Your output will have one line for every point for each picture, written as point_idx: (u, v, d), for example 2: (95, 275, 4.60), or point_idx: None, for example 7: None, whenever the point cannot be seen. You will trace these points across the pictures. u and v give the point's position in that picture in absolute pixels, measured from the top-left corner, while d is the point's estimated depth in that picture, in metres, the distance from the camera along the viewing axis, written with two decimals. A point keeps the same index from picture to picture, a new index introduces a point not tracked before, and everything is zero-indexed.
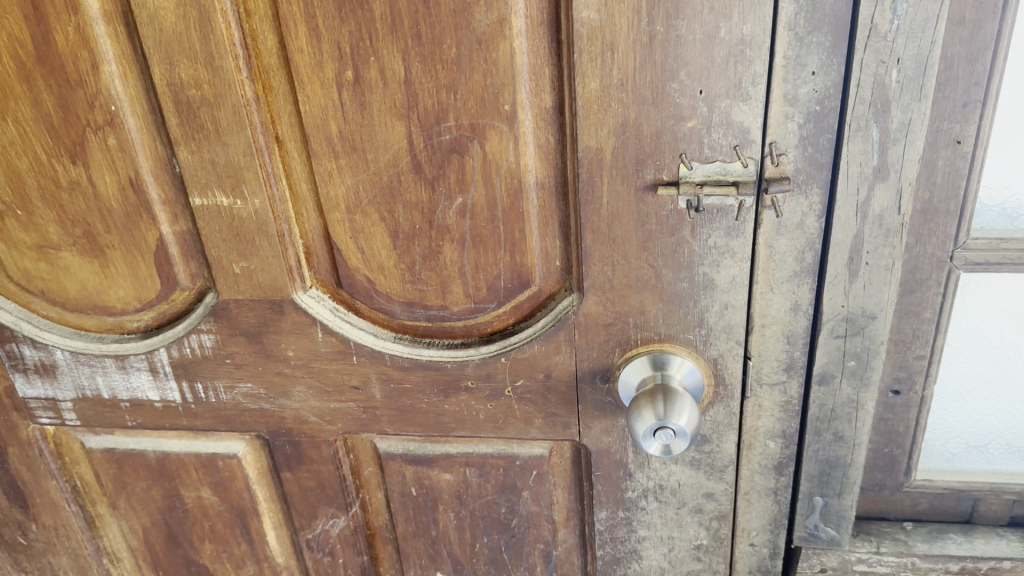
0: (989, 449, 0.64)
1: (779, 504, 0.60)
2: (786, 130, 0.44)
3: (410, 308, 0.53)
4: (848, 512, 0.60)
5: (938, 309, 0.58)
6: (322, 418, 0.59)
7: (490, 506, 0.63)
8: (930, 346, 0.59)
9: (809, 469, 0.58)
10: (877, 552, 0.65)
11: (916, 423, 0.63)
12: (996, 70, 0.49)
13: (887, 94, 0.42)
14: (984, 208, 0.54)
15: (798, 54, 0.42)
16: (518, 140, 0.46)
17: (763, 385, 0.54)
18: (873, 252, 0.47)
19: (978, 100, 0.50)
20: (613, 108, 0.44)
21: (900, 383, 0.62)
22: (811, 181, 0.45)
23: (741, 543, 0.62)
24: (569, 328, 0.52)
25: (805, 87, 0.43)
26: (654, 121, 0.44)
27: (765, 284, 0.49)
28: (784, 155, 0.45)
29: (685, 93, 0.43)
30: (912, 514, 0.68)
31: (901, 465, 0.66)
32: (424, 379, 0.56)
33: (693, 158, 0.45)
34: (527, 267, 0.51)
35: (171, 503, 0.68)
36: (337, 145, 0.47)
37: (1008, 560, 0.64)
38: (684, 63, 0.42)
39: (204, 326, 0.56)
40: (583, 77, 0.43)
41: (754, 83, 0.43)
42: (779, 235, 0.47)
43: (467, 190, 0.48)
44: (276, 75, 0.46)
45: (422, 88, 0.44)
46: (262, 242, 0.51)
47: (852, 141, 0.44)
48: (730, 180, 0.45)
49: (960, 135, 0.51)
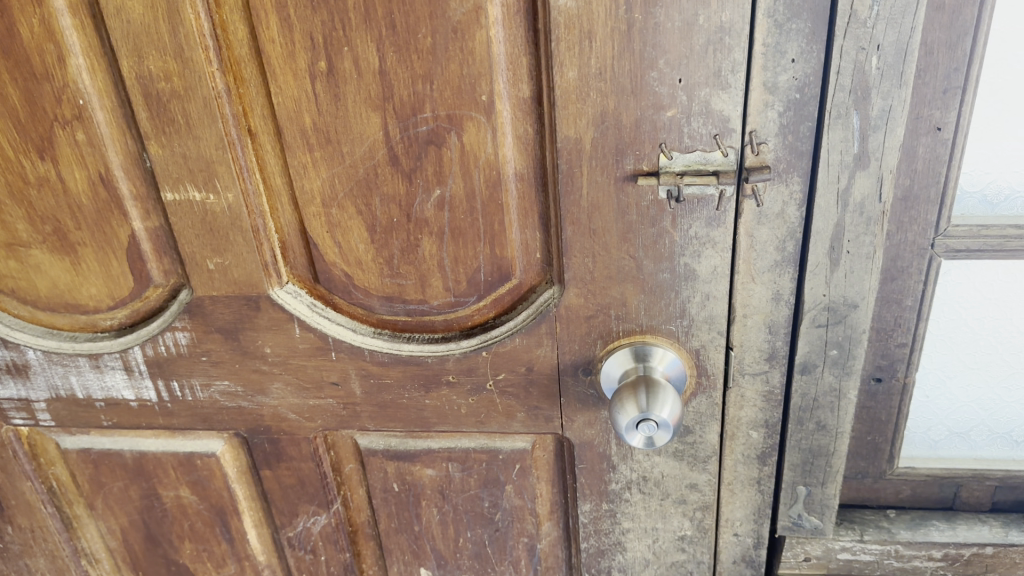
0: (971, 436, 0.65)
1: (763, 494, 0.60)
2: (766, 118, 0.44)
3: (389, 303, 0.52)
4: (832, 501, 0.60)
5: (919, 297, 0.58)
6: (301, 415, 0.58)
7: (473, 501, 0.63)
8: (911, 334, 0.60)
9: (791, 458, 0.58)
10: (860, 540, 0.66)
11: (898, 410, 0.64)
12: (976, 56, 0.49)
13: (868, 81, 0.42)
14: (965, 195, 0.54)
15: (778, 42, 0.41)
16: (496, 131, 0.45)
17: (746, 374, 0.53)
18: (854, 240, 0.47)
19: (958, 87, 0.50)
20: (592, 97, 0.43)
21: (881, 370, 0.62)
22: (791, 170, 0.45)
23: (725, 533, 0.62)
24: (550, 320, 0.52)
25: (785, 75, 0.42)
26: (633, 110, 0.44)
27: (747, 274, 0.49)
28: (764, 143, 0.44)
29: (664, 82, 0.43)
30: (895, 501, 0.69)
31: (884, 453, 0.66)
32: (404, 375, 0.55)
33: (673, 147, 0.44)
34: (508, 260, 0.50)
35: (149, 503, 0.67)
36: (311, 136, 0.46)
37: (990, 546, 0.64)
38: (663, 52, 0.42)
39: (178, 324, 0.55)
40: (561, 66, 0.43)
41: (734, 71, 0.42)
42: (760, 225, 0.47)
43: (445, 183, 0.47)
44: (248, 67, 0.45)
45: (397, 78, 0.44)
46: (235, 237, 0.50)
47: (832, 129, 0.43)
48: (710, 170, 0.45)
49: (940, 122, 0.51)
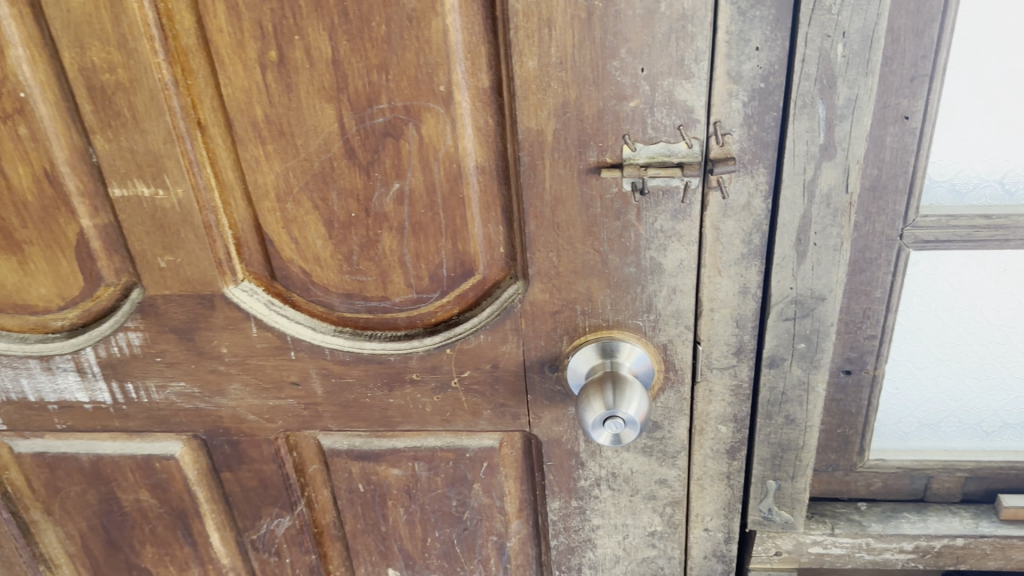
0: (941, 427, 0.65)
1: (733, 488, 0.59)
2: (730, 108, 0.43)
3: (350, 300, 0.51)
4: (803, 494, 0.59)
5: (887, 289, 0.58)
6: (261, 416, 0.57)
7: (441, 500, 0.62)
8: (880, 326, 0.59)
9: (761, 453, 0.57)
10: (831, 534, 0.66)
11: (868, 402, 0.63)
12: (943, 43, 0.48)
13: (833, 70, 0.41)
14: (934, 184, 0.54)
15: (742, 29, 0.41)
16: (456, 123, 0.44)
17: (714, 368, 0.53)
18: (820, 232, 0.46)
19: (926, 74, 0.49)
20: (553, 88, 0.42)
21: (851, 363, 0.62)
22: (757, 161, 0.44)
23: (696, 528, 0.61)
24: (515, 316, 0.51)
25: (749, 63, 0.42)
26: (595, 101, 0.42)
27: (713, 267, 0.48)
28: (729, 134, 0.44)
29: (627, 71, 0.42)
30: (865, 494, 0.68)
31: (854, 446, 0.66)
32: (367, 374, 0.54)
33: (636, 139, 0.44)
34: (471, 255, 0.49)
35: (108, 507, 0.65)
36: (264, 129, 0.45)
37: (960, 537, 0.64)
38: (624, 40, 0.41)
39: (131, 324, 0.53)
40: (520, 55, 0.41)
41: (698, 60, 0.41)
42: (725, 217, 0.46)
43: (404, 176, 0.45)
44: (196, 57, 0.43)
45: (351, 68, 0.42)
46: (187, 234, 0.48)
47: (797, 119, 0.43)
48: (674, 162, 0.44)
49: (907, 111, 0.51)
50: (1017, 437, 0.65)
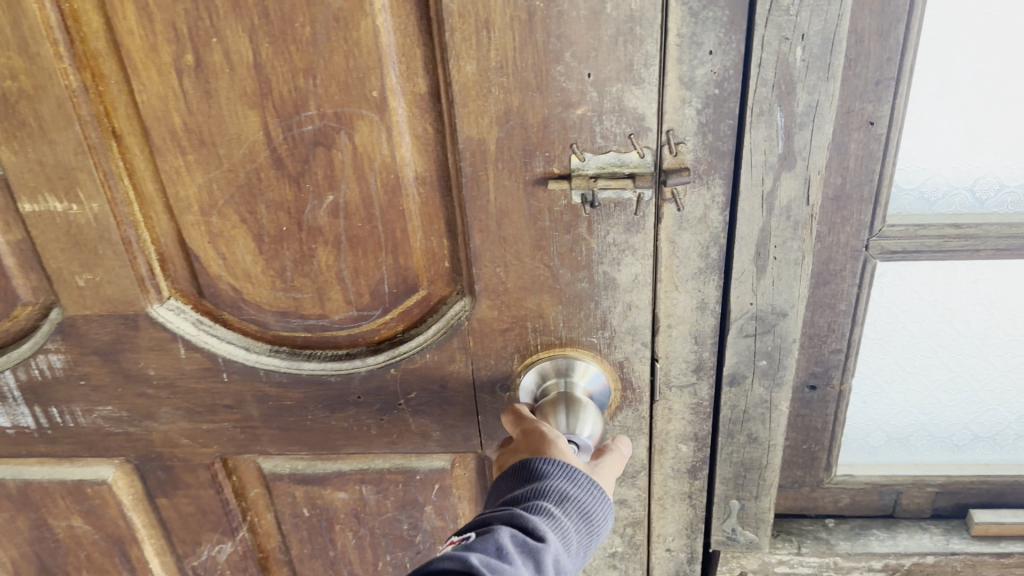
0: (910, 440, 0.63)
1: (695, 507, 0.57)
2: (683, 116, 0.40)
3: (285, 318, 0.48)
4: (767, 514, 0.57)
5: (853, 301, 0.56)
6: (194, 440, 0.54)
7: (391, 523, 0.58)
8: (845, 340, 0.57)
9: (723, 472, 0.55)
10: (798, 553, 0.64)
11: (834, 417, 0.61)
12: (909, 45, 0.46)
13: (792, 74, 0.39)
14: (901, 192, 0.52)
15: (694, 32, 0.38)
16: (391, 131, 0.41)
17: (673, 387, 0.50)
18: (781, 246, 0.44)
19: (891, 78, 0.47)
20: (494, 93, 0.39)
21: (815, 378, 0.60)
22: (712, 171, 0.42)
23: (658, 548, 0.59)
24: (462, 335, 0.48)
25: (702, 68, 0.39)
26: (540, 107, 0.40)
27: (670, 282, 0.45)
28: (683, 143, 0.41)
29: (573, 76, 0.39)
30: (833, 510, 0.67)
31: (820, 461, 0.64)
32: (306, 396, 0.51)
33: (585, 148, 0.41)
34: (413, 270, 0.46)
35: (40, 533, 0.61)
36: (183, 139, 0.42)
37: (931, 555, 0.63)
38: (569, 43, 0.38)
39: (51, 346, 0.50)
40: (457, 59, 0.38)
41: (647, 64, 0.39)
42: (681, 230, 0.44)
43: (337, 188, 0.42)
44: (107, 63, 0.40)
45: (274, 72, 0.39)
46: (105, 250, 0.45)
47: (755, 127, 0.40)
48: (625, 172, 0.41)
49: (873, 116, 0.48)
50: (988, 450, 0.63)
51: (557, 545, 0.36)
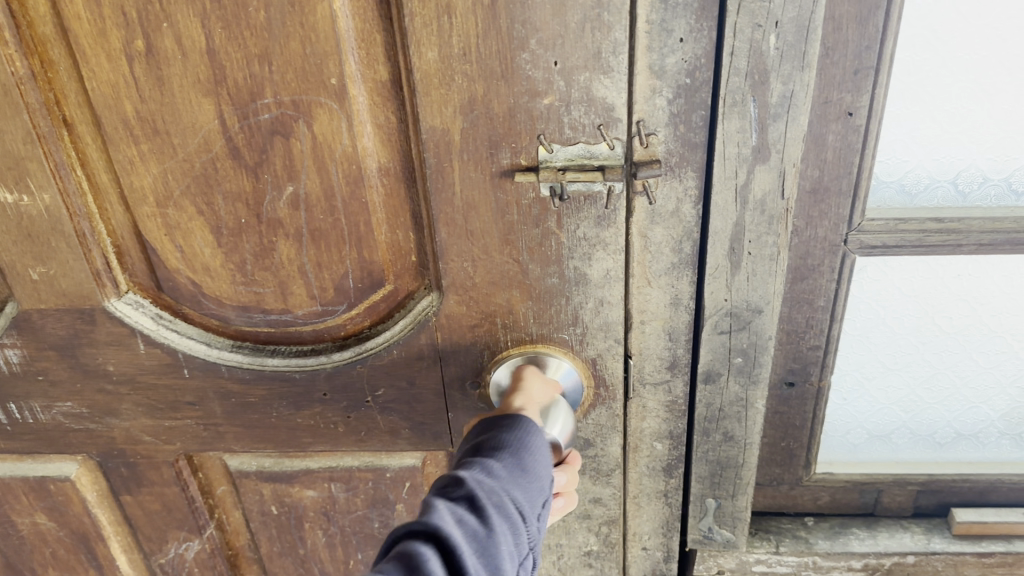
0: (892, 438, 0.62)
1: (671, 506, 0.56)
2: (654, 106, 0.39)
3: (247, 313, 0.46)
4: (744, 512, 0.56)
5: (831, 297, 0.54)
6: (157, 437, 0.53)
7: (362, 521, 0.57)
8: (824, 335, 0.56)
9: (699, 471, 0.54)
10: (776, 552, 0.63)
11: (813, 415, 0.60)
12: (890, 31, 0.44)
13: (765, 63, 0.37)
14: (881, 184, 0.50)
15: (663, 18, 0.37)
16: (352, 119, 0.39)
17: (647, 384, 0.49)
18: (755, 241, 0.43)
19: (870, 67, 0.46)
20: (457, 82, 0.38)
21: (794, 374, 0.58)
22: (685, 164, 0.40)
23: (633, 546, 0.58)
24: (430, 330, 0.46)
25: (673, 56, 0.38)
26: (506, 97, 0.38)
27: (641, 277, 0.44)
28: (654, 134, 0.40)
29: (539, 65, 0.37)
30: (812, 508, 0.66)
31: (799, 459, 0.63)
32: (270, 392, 0.49)
33: (553, 139, 0.39)
34: (378, 264, 0.44)
35: (3, 530, 0.60)
36: (136, 127, 0.40)
37: (912, 554, 0.62)
38: (535, 29, 0.37)
39: (7, 341, 0.48)
40: (418, 45, 0.37)
41: (616, 53, 0.37)
42: (653, 224, 0.42)
43: (298, 178, 0.41)
44: (55, 47, 0.38)
45: (228, 58, 0.38)
46: (58, 243, 0.43)
47: (727, 118, 0.39)
48: (595, 164, 0.40)
49: (851, 106, 0.47)
50: (970, 448, 0.63)
51: (478, 476, 0.36)
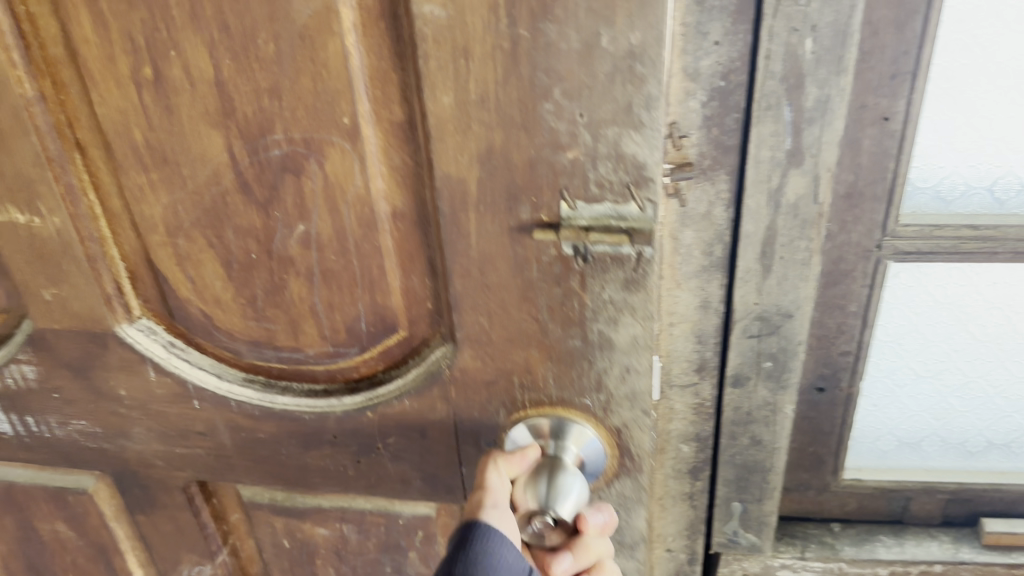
0: (922, 445, 0.64)
1: (696, 508, 0.63)
2: (687, 108, 0.45)
3: (258, 348, 0.45)
4: (768, 518, 0.63)
5: (864, 303, 0.55)
6: (169, 463, 0.52)
7: (374, 565, 0.56)
8: (856, 341, 0.57)
9: (726, 474, 0.61)
10: (802, 557, 0.66)
11: (841, 421, 0.61)
12: (928, 37, 0.44)
13: (802, 67, 0.42)
14: (916, 190, 0.51)
15: (701, 22, 0.42)
16: (364, 160, 0.37)
17: (675, 385, 0.56)
18: (787, 245, 0.49)
19: (909, 72, 0.45)
20: (474, 127, 0.36)
21: (825, 380, 0.60)
22: (717, 166, 0.47)
23: (659, 548, 0.65)
24: (443, 383, 0.45)
25: (707, 58, 0.43)
26: (526, 148, 0.36)
27: (674, 280, 0.51)
28: (686, 136, 0.46)
29: (563, 116, 0.35)
30: (840, 515, 0.68)
31: (828, 466, 0.64)
32: (280, 429, 0.48)
33: (577, 196, 0.37)
34: (391, 308, 0.43)
35: (25, 534, 0.59)
36: (145, 155, 0.39)
37: (939, 562, 0.65)
38: (558, 78, 0.34)
39: (22, 356, 0.47)
40: (432, 88, 0.35)
41: (648, 107, 0.35)
42: (685, 226, 0.49)
43: (309, 218, 0.39)
44: (65, 69, 0.37)
45: (238, 92, 0.36)
46: (68, 266, 0.42)
47: (762, 121, 0.44)
48: (622, 226, 0.37)
49: (888, 112, 0.47)
50: (1002, 457, 0.64)
51: None
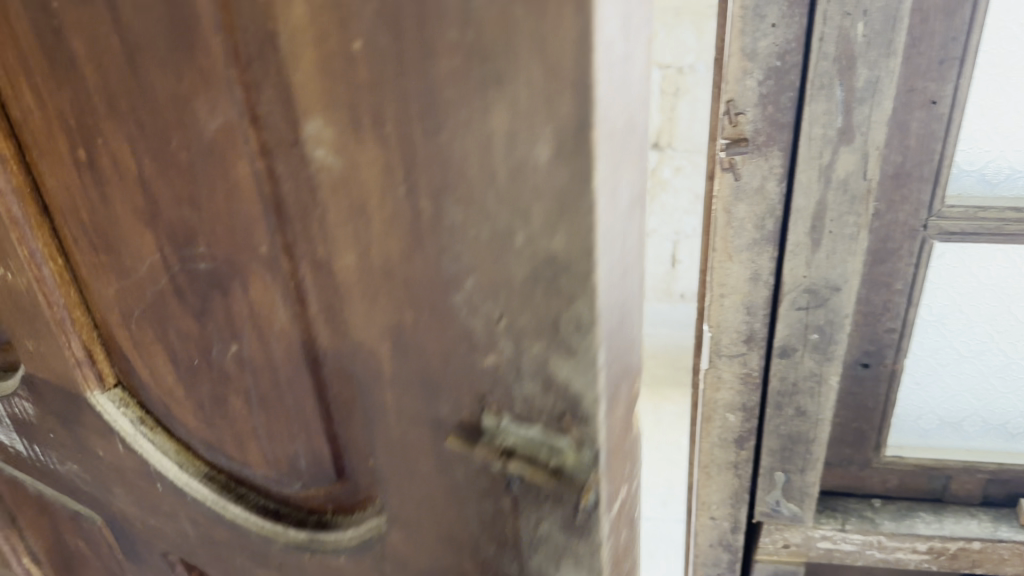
0: (964, 425, 0.92)
1: (739, 475, 0.96)
2: (745, 86, 0.71)
3: (212, 450, 0.45)
4: (808, 487, 0.93)
5: (907, 282, 0.80)
6: (147, 528, 0.53)
7: None
8: (900, 320, 0.82)
9: (774, 444, 0.91)
10: (843, 528, 0.96)
11: (884, 398, 0.89)
12: (971, 24, 0.65)
13: (853, 51, 0.66)
14: (964, 173, 0.75)
15: (760, 10, 0.67)
16: (286, 297, 0.35)
17: (725, 354, 0.87)
18: (835, 218, 0.74)
19: (955, 58, 0.67)
20: (384, 306, 0.32)
21: (869, 359, 0.87)
22: (769, 141, 0.73)
23: (707, 513, 1.01)
24: (376, 552, 0.42)
25: (765, 39, 0.68)
26: (440, 342, 0.32)
27: (725, 253, 0.80)
28: (742, 112, 0.72)
29: (478, 315, 0.30)
30: (881, 493, 0.98)
31: (870, 442, 0.93)
32: (231, 536, 0.48)
33: (504, 410, 0.33)
34: (325, 454, 0.40)
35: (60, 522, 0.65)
36: (92, 237, 0.40)
37: (977, 539, 0.92)
38: (468, 269, 0.29)
39: (21, 394, 0.50)
40: (337, 249, 0.32)
41: (580, 330, 0.29)
42: (738, 197, 0.77)
43: (240, 338, 0.38)
44: (26, 141, 0.38)
45: (162, 195, 0.35)
46: (41, 327, 0.44)
47: (815, 100, 0.69)
48: (547, 464, 0.32)
49: (937, 97, 0.69)
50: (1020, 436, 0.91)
51: None
